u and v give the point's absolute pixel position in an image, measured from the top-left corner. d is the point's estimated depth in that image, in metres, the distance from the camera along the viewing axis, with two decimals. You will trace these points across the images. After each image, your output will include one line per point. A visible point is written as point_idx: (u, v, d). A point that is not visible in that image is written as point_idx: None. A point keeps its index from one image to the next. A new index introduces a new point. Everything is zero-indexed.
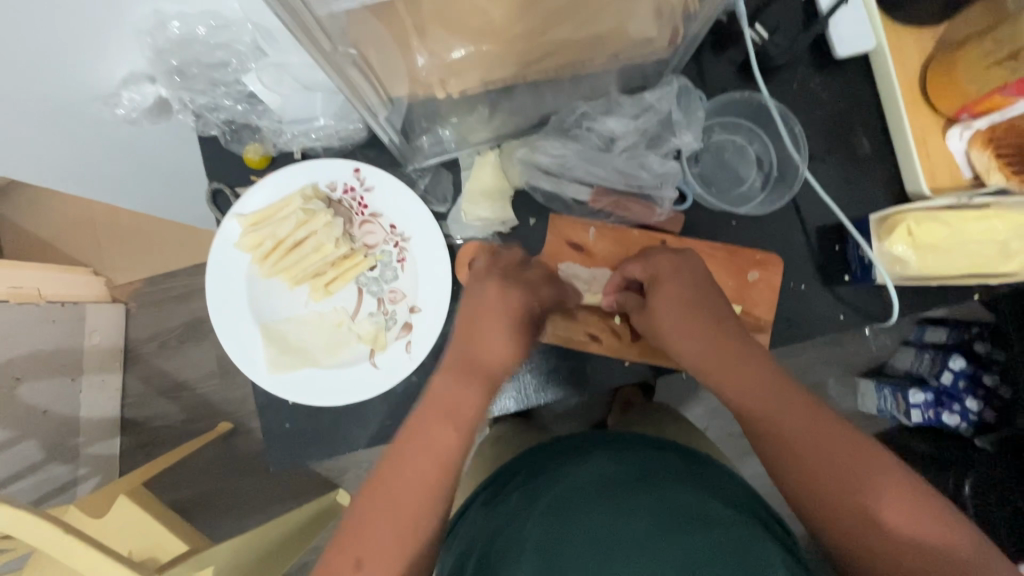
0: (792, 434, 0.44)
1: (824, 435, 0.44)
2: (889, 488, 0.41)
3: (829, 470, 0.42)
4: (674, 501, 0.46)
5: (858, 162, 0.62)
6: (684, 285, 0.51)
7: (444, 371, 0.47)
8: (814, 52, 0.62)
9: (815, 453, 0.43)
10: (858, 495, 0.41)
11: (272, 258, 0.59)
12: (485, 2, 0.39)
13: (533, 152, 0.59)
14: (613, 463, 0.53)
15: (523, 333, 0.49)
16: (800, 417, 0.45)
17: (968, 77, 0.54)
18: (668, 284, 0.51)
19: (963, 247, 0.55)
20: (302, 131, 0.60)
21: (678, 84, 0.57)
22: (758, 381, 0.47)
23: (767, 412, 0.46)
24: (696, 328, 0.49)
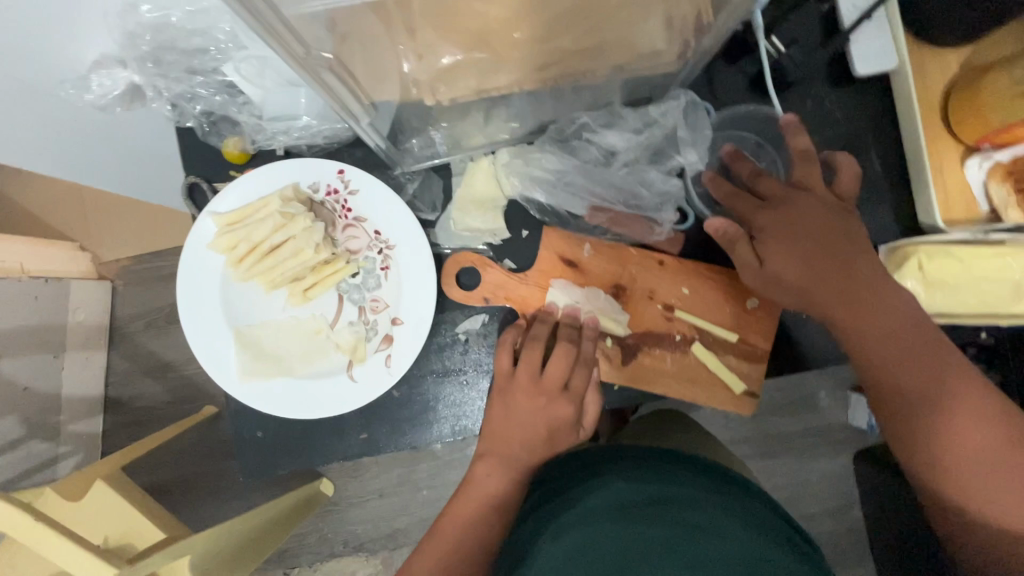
0: (896, 371, 0.47)
1: (931, 351, 0.47)
2: (965, 408, 0.46)
3: (927, 406, 0.47)
4: (695, 530, 0.45)
5: (870, 187, 0.59)
6: (798, 252, 0.49)
7: (485, 460, 0.54)
8: (832, 68, 0.59)
9: (923, 393, 0.47)
10: (951, 426, 0.46)
11: (247, 262, 0.56)
12: None
13: (529, 165, 0.56)
14: (628, 487, 0.50)
15: (541, 425, 0.54)
16: (921, 355, 0.47)
17: (992, 108, 0.51)
18: (791, 244, 0.50)
19: (971, 286, 0.53)
20: (284, 129, 0.57)
21: (686, 98, 0.53)
22: (891, 318, 0.48)
23: (884, 351, 0.48)
24: (830, 290, 0.48)
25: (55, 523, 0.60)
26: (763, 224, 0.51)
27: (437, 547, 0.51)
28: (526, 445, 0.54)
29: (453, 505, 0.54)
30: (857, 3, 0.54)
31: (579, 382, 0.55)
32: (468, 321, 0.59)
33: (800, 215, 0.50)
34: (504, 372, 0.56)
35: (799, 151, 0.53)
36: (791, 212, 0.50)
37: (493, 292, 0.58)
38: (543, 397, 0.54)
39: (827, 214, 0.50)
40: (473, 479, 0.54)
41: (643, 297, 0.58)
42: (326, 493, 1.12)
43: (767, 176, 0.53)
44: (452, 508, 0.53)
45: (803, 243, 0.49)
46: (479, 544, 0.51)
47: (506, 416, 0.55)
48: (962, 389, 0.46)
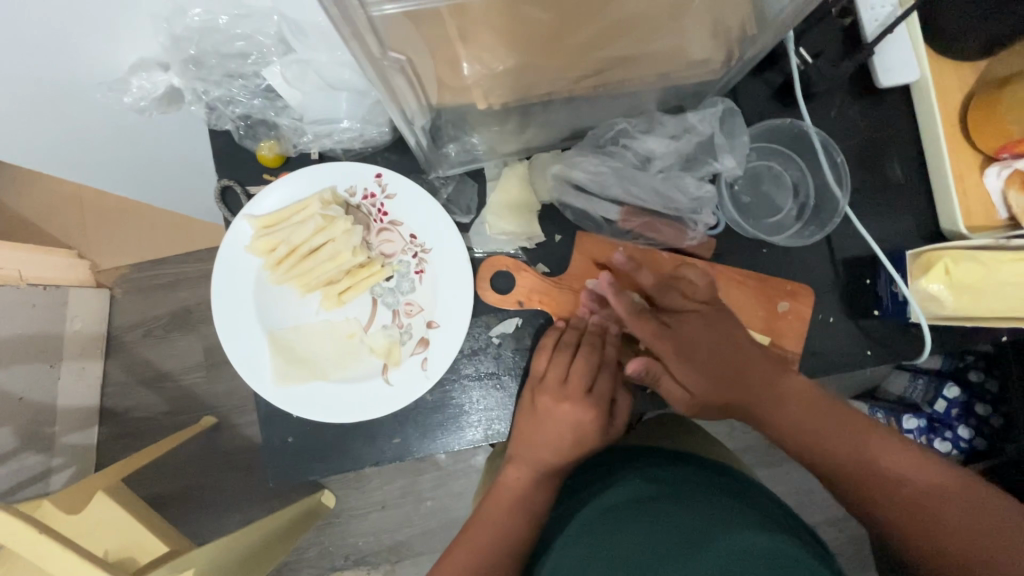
0: (800, 428, 0.51)
1: (830, 417, 0.51)
2: (866, 446, 0.48)
3: (875, 473, 0.47)
4: (698, 513, 0.46)
5: (891, 193, 0.61)
6: (697, 363, 0.54)
7: (514, 464, 0.55)
8: (853, 79, 0.61)
9: (860, 463, 0.48)
10: (906, 485, 0.46)
11: (285, 265, 0.56)
12: (538, 11, 0.36)
13: (570, 169, 0.56)
14: (642, 482, 0.51)
15: (571, 429, 0.55)
16: (853, 431, 0.50)
17: (1012, 117, 0.53)
18: (691, 363, 0.54)
19: (997, 289, 0.54)
20: (325, 132, 0.57)
21: (723, 106, 0.55)
22: (788, 402, 0.52)
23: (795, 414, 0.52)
24: (753, 394, 0.53)
25: (60, 534, 0.58)
26: (666, 352, 0.54)
27: (471, 544, 0.50)
28: (555, 451, 0.55)
29: (485, 504, 0.54)
30: (877, 17, 0.56)
31: (603, 386, 0.56)
32: (502, 326, 0.59)
33: (705, 327, 0.54)
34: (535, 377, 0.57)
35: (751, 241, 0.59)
36: (680, 331, 0.54)
37: (528, 296, 0.59)
38: (570, 400, 0.55)
39: (714, 327, 0.54)
40: (502, 482, 0.54)
41: (669, 292, 0.56)
42: (329, 506, 1.13)
43: (671, 292, 0.56)
44: (482, 511, 0.53)
45: (699, 356, 0.54)
46: (509, 543, 0.51)
47: (537, 420, 0.55)
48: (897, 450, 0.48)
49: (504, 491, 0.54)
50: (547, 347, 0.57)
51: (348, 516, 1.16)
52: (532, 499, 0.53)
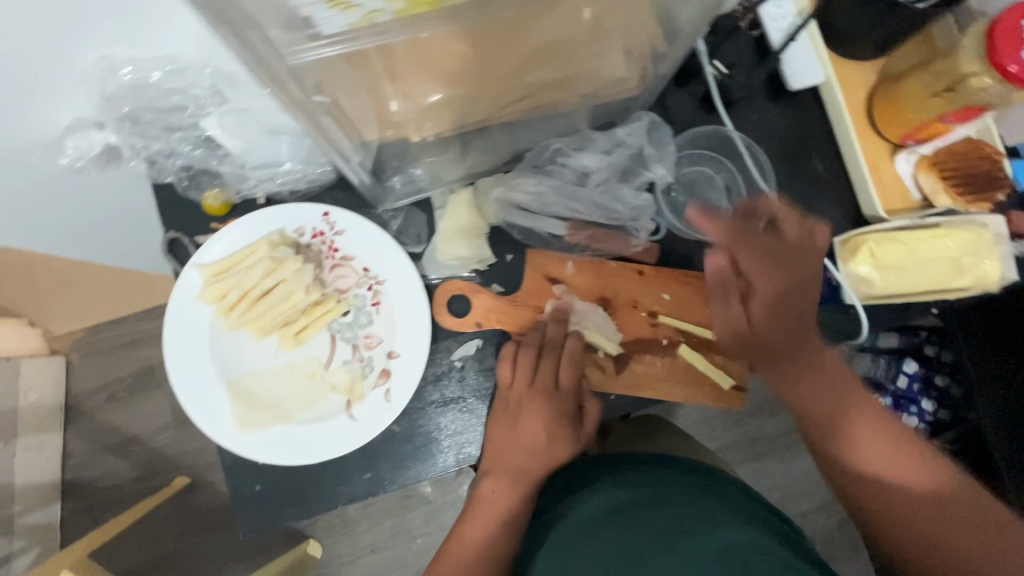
0: (805, 384, 0.51)
1: (844, 391, 0.50)
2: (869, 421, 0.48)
3: (888, 482, 0.46)
4: (681, 514, 0.46)
5: (816, 187, 0.65)
6: (776, 289, 0.53)
7: (491, 476, 0.56)
8: (767, 85, 0.66)
9: (876, 457, 0.46)
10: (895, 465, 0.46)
11: (237, 310, 0.56)
12: (458, 49, 0.38)
13: (511, 190, 0.58)
14: (619, 490, 0.52)
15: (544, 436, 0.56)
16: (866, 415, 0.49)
17: (912, 107, 0.58)
18: (773, 288, 0.53)
19: (920, 265, 0.58)
20: (268, 176, 0.57)
21: (648, 119, 0.58)
22: (813, 366, 0.51)
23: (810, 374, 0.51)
24: (793, 361, 0.52)
25: None
26: (752, 268, 0.54)
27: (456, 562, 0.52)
28: (529, 452, 0.56)
29: (463, 524, 0.55)
30: (781, 27, 0.61)
31: (569, 381, 0.58)
32: (463, 348, 0.60)
33: (792, 262, 0.54)
34: (507, 394, 0.57)
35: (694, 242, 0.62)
36: (774, 259, 0.53)
37: (485, 317, 0.60)
38: (539, 407, 0.56)
39: (799, 265, 0.54)
40: (482, 496, 0.56)
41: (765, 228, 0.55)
42: (317, 556, 1.10)
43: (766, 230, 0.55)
44: (461, 528, 0.55)
45: (779, 290, 0.53)
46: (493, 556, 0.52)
47: (509, 435, 0.56)
48: (918, 466, 0.46)
49: (484, 506, 0.55)
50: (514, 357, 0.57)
51: (337, 564, 1.12)
52: (511, 512, 0.55)
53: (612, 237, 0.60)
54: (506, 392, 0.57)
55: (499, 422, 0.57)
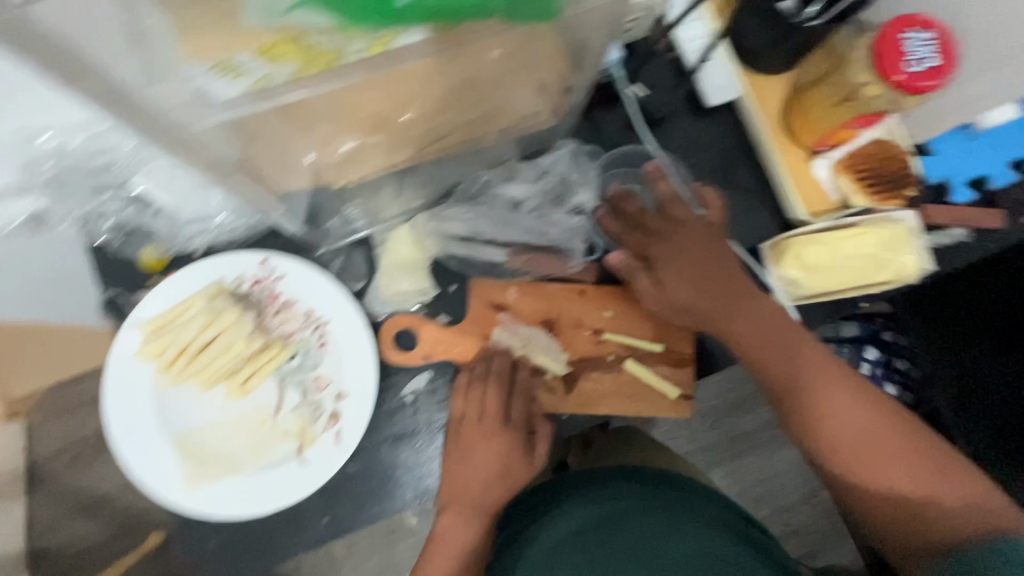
0: (757, 350, 0.52)
1: (797, 352, 0.51)
2: (825, 379, 0.50)
3: (846, 438, 0.48)
4: (649, 530, 0.50)
5: (743, 196, 0.68)
6: (682, 259, 0.56)
7: (448, 513, 0.55)
8: (688, 102, 0.69)
9: (834, 415, 0.49)
10: (852, 423, 0.48)
11: (178, 365, 0.55)
12: (360, 98, 0.39)
13: (442, 222, 0.60)
14: (587, 509, 0.53)
15: (497, 464, 0.56)
16: (820, 375, 0.50)
17: (820, 116, 0.61)
18: (679, 266, 0.56)
19: (842, 265, 0.61)
20: (200, 229, 0.58)
21: (570, 147, 0.62)
22: (763, 330, 0.52)
23: (761, 338, 0.52)
24: (762, 331, 0.52)
25: None
26: (658, 252, 0.57)
27: None
28: (484, 482, 0.56)
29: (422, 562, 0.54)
30: (694, 48, 0.65)
31: (519, 411, 0.58)
32: (413, 382, 0.60)
33: (698, 237, 0.57)
34: (461, 426, 0.57)
35: None
36: (674, 236, 0.57)
37: (432, 349, 0.60)
38: (490, 434, 0.57)
39: (705, 238, 0.57)
40: (438, 533, 0.55)
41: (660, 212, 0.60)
42: None
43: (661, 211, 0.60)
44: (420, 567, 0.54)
45: (687, 267, 0.55)
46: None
47: (462, 467, 0.56)
48: (897, 437, 0.48)
49: (440, 544, 0.54)
50: (462, 386, 0.59)
51: None
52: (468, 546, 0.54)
53: (549, 259, 0.62)
54: (460, 425, 0.58)
55: (453, 453, 0.57)
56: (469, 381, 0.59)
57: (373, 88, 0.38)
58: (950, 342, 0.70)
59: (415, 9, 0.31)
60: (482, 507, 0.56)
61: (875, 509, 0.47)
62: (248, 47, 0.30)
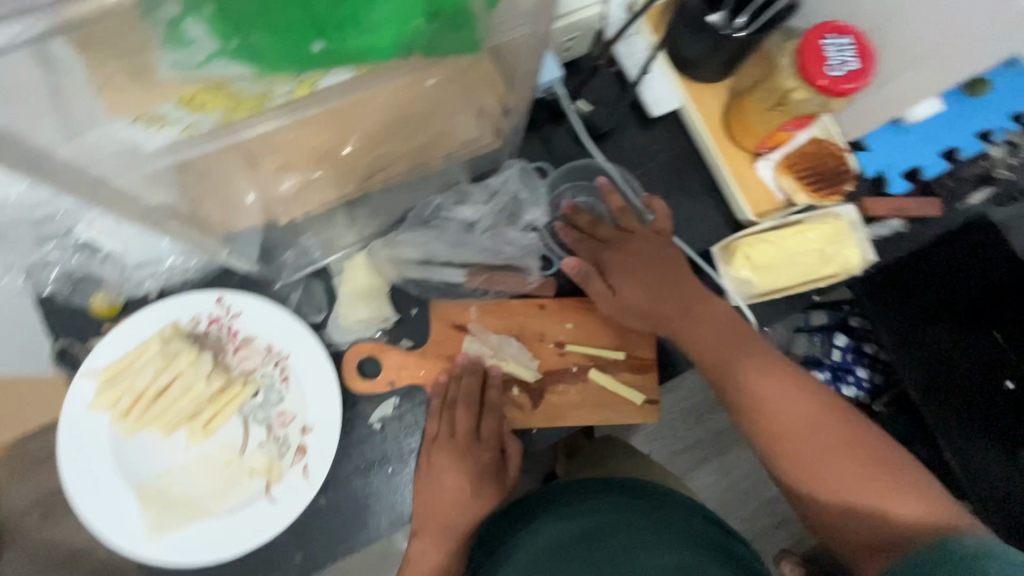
0: (707, 348, 0.53)
1: (744, 350, 0.52)
2: (770, 375, 0.50)
3: (792, 434, 0.48)
4: (621, 545, 0.47)
5: (695, 200, 0.70)
6: (634, 264, 0.58)
7: (419, 537, 0.56)
8: (633, 114, 0.71)
9: (778, 410, 0.48)
10: (797, 419, 0.48)
11: (135, 412, 0.54)
12: (292, 134, 0.39)
13: (397, 249, 0.61)
14: (561, 523, 0.51)
15: (466, 485, 0.56)
16: (765, 371, 0.50)
17: (757, 120, 0.63)
18: (631, 271, 0.57)
19: (790, 262, 0.63)
20: (151, 272, 0.58)
21: (518, 166, 0.64)
22: (712, 329, 0.54)
23: (710, 335, 0.54)
24: (711, 327, 0.54)
25: None
26: (610, 260, 0.59)
27: None
28: (456, 504, 0.56)
29: None
30: (636, 62, 0.67)
31: (489, 429, 0.58)
32: (380, 410, 0.60)
33: (649, 244, 0.59)
34: (430, 448, 0.58)
35: None
36: (626, 245, 0.59)
37: (397, 374, 0.60)
38: (459, 455, 0.57)
39: (656, 245, 0.59)
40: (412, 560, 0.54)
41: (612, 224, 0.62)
42: None
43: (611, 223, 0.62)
44: None
45: (641, 272, 0.57)
46: None
47: (432, 491, 0.56)
48: (844, 436, 0.46)
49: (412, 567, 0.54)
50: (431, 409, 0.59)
51: None
52: None
53: (507, 276, 0.62)
54: (430, 447, 0.58)
55: (423, 476, 0.57)
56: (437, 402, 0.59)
57: (306, 128, 0.39)
58: (909, 326, 0.69)
59: (332, 56, 0.33)
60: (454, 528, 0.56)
61: (825, 512, 0.46)
62: (169, 97, 0.33)
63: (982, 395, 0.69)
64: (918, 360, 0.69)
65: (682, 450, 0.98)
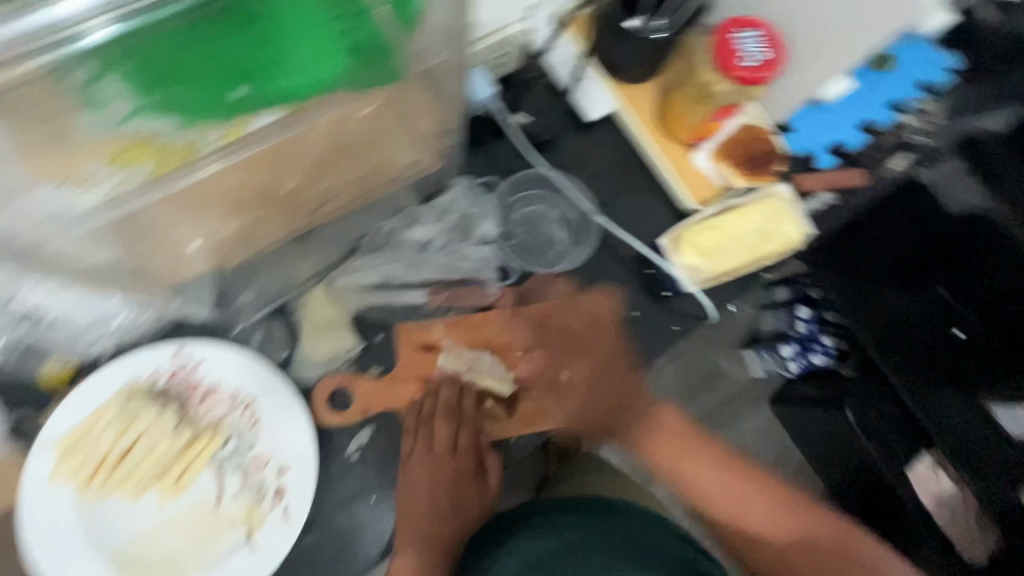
0: (655, 454, 0.48)
1: (686, 449, 0.48)
2: (712, 471, 0.47)
3: (739, 522, 0.47)
4: None
5: (639, 195, 0.73)
6: (593, 384, 0.48)
7: (401, 553, 0.53)
8: (572, 120, 0.73)
9: (723, 503, 0.47)
10: (739, 509, 0.47)
11: (100, 479, 0.53)
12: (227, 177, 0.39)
13: (356, 276, 0.61)
14: (534, 546, 0.47)
15: (445, 497, 0.55)
16: (705, 469, 0.47)
17: (689, 112, 0.66)
18: (597, 392, 0.48)
19: (734, 243, 0.67)
20: (104, 329, 0.56)
21: (466, 183, 0.66)
22: (661, 436, 0.48)
23: (654, 444, 0.48)
24: (671, 454, 0.48)
25: None
26: (571, 378, 0.49)
27: None
28: (436, 520, 0.54)
29: None
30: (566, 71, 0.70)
31: (467, 440, 0.58)
32: (354, 441, 0.60)
33: (610, 357, 0.49)
34: (411, 466, 0.57)
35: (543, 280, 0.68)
36: (584, 357, 0.49)
37: (370, 402, 0.59)
38: (441, 471, 0.56)
39: (616, 356, 0.49)
40: None
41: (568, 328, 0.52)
42: None
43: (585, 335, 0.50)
44: None
45: (603, 396, 0.48)
46: None
47: (413, 507, 0.55)
48: (787, 516, 0.46)
49: None
50: (413, 434, 0.58)
51: None
52: None
53: (468, 292, 0.64)
54: (411, 465, 0.57)
55: (405, 495, 0.56)
56: (419, 419, 0.59)
57: (244, 172, 0.40)
58: (852, 285, 0.70)
59: (256, 99, 0.34)
60: (440, 547, 0.53)
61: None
62: (99, 157, 0.33)
63: (940, 348, 0.67)
64: (873, 320, 0.68)
65: None
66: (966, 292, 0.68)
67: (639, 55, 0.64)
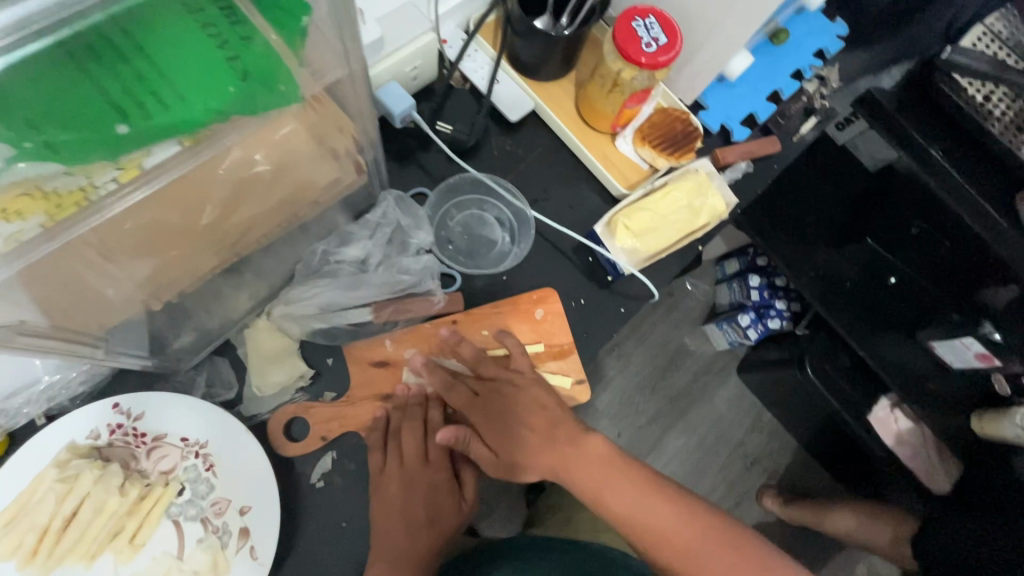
0: (584, 483, 0.52)
1: (612, 478, 0.51)
2: (642, 497, 0.50)
3: (668, 551, 0.48)
4: None
5: (571, 187, 0.74)
6: (499, 420, 0.56)
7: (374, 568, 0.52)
8: (495, 122, 0.74)
9: (653, 531, 0.49)
10: (667, 536, 0.48)
11: (44, 552, 0.50)
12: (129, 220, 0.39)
13: (296, 304, 0.60)
14: None
15: (419, 508, 0.55)
16: (633, 496, 0.50)
17: (603, 103, 0.69)
18: (499, 429, 0.55)
19: (665, 222, 0.69)
20: (25, 399, 0.53)
21: (392, 197, 0.64)
22: (590, 463, 0.52)
23: (579, 476, 0.52)
24: (585, 474, 0.52)
25: None
26: (477, 419, 0.56)
27: None
28: (408, 531, 0.54)
29: None
30: (483, 75, 0.71)
31: (437, 450, 0.57)
32: (319, 467, 0.59)
33: (516, 391, 0.57)
34: (385, 478, 0.56)
35: (488, 281, 0.68)
36: (489, 397, 0.57)
37: (328, 427, 0.59)
38: (411, 483, 0.56)
39: (523, 392, 0.57)
40: None
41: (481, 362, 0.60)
42: None
43: (488, 362, 0.60)
44: None
45: (510, 428, 0.55)
46: None
47: (388, 521, 0.54)
48: (716, 541, 0.48)
49: None
50: (380, 450, 0.58)
51: None
52: None
53: (412, 303, 0.63)
54: (384, 477, 0.56)
55: (378, 511, 0.55)
56: (385, 433, 0.59)
57: (149, 210, 0.39)
58: (799, 251, 0.77)
59: (140, 135, 0.33)
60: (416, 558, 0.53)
61: None
62: None
63: (872, 292, 0.76)
64: (816, 278, 0.76)
65: (645, 425, 1.00)
66: (889, 238, 0.77)
67: (548, 53, 0.67)
